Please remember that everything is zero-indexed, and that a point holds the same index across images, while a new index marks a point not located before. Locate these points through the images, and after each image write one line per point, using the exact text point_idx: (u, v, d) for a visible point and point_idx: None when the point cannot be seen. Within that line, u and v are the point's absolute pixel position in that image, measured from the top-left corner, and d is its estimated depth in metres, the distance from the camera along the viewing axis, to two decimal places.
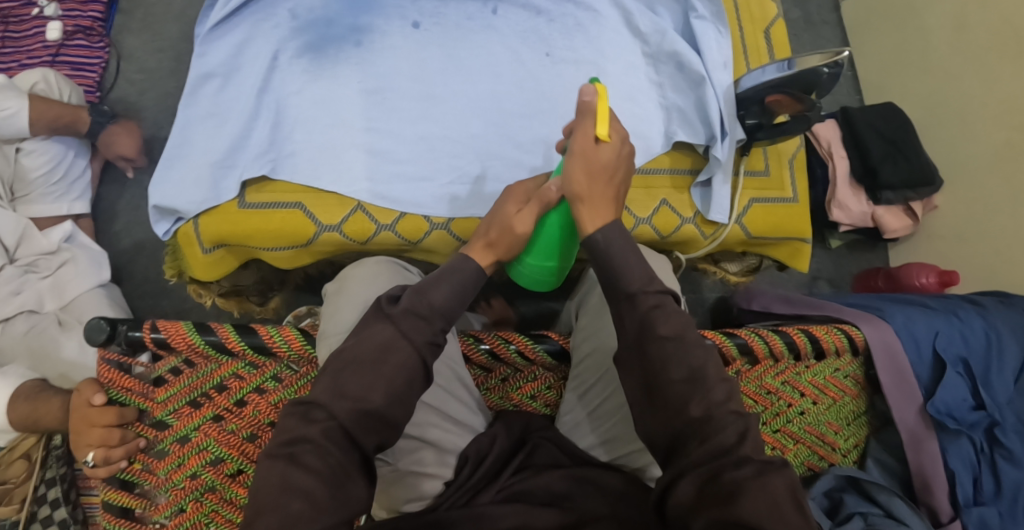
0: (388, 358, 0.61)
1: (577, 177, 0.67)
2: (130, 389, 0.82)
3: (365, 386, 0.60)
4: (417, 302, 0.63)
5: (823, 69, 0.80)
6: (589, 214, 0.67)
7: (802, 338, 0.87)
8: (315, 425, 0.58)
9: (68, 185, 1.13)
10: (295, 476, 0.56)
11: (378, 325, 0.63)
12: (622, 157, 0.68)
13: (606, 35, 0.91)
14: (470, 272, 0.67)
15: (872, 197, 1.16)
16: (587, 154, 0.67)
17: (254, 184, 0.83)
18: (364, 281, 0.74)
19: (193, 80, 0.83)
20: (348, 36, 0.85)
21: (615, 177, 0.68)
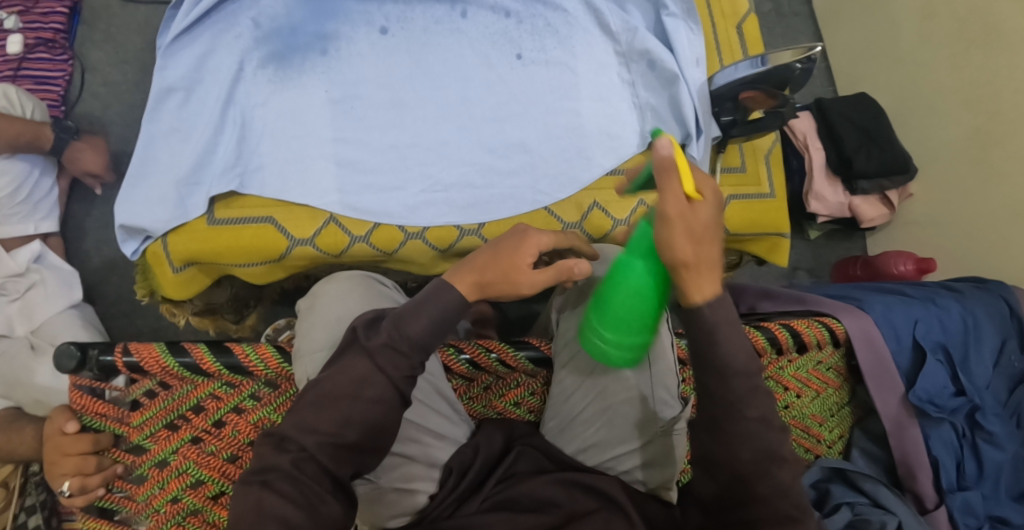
0: (364, 391, 0.59)
1: (681, 248, 0.53)
2: (104, 414, 0.79)
3: (335, 418, 0.59)
4: (397, 337, 0.60)
5: (795, 65, 0.80)
6: (698, 286, 0.55)
7: (784, 333, 0.87)
8: (287, 454, 0.58)
9: (35, 205, 1.09)
10: (269, 504, 0.56)
11: (356, 359, 0.60)
12: (720, 206, 0.55)
13: (577, 35, 0.90)
14: (451, 301, 0.62)
15: (848, 187, 1.17)
16: (687, 218, 0.53)
17: (221, 200, 0.81)
18: (339, 297, 0.73)
19: (155, 94, 0.81)
20: (313, 44, 0.84)
21: (716, 230, 0.55)
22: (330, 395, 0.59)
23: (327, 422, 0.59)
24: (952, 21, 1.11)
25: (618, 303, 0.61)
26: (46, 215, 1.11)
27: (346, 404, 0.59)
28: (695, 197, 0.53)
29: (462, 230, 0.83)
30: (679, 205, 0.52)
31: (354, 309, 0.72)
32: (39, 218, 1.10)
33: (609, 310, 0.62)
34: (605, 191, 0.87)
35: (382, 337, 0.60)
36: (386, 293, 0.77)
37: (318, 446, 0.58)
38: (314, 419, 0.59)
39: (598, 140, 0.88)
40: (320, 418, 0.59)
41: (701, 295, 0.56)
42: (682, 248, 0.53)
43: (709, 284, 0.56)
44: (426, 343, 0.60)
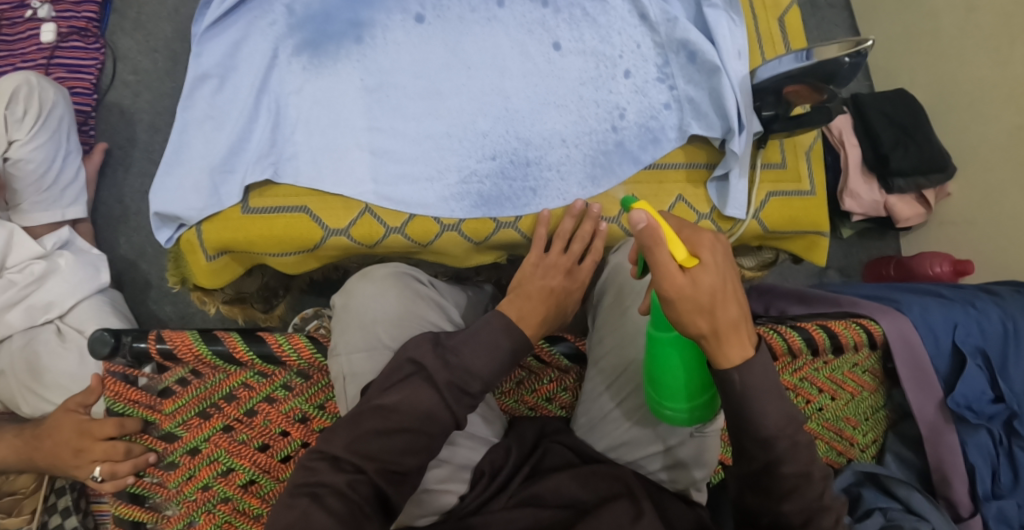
0: (430, 426, 0.63)
1: (695, 320, 0.57)
2: (137, 401, 0.80)
3: (399, 451, 0.62)
4: (463, 377, 0.65)
5: (843, 59, 0.78)
6: (725, 353, 0.59)
7: (820, 334, 0.86)
8: (343, 475, 0.61)
9: (56, 193, 1.07)
10: (315, 517, 0.58)
11: (423, 392, 0.63)
12: (723, 265, 0.58)
13: (614, 24, 0.88)
14: (509, 346, 0.67)
15: (884, 185, 1.14)
16: (688, 291, 0.56)
17: (256, 189, 0.80)
18: (374, 296, 0.73)
19: (189, 82, 0.81)
20: (347, 32, 0.82)
21: (730, 293, 0.58)
22: (391, 423, 0.62)
23: (386, 451, 0.62)
24: (995, 18, 1.08)
25: (668, 371, 0.65)
26: (70, 201, 1.10)
27: (400, 436, 0.62)
28: (689, 266, 0.57)
29: (500, 222, 0.82)
30: (677, 278, 0.56)
31: (388, 310, 0.72)
32: (64, 204, 1.09)
33: (667, 386, 0.66)
34: (641, 185, 0.86)
35: (447, 374, 0.64)
36: (423, 292, 0.76)
37: (377, 472, 0.61)
38: (374, 447, 0.62)
39: (636, 134, 0.86)
40: (381, 446, 0.62)
41: (729, 360, 0.59)
42: (696, 321, 0.57)
43: (735, 343, 0.58)
44: (490, 382, 0.66)
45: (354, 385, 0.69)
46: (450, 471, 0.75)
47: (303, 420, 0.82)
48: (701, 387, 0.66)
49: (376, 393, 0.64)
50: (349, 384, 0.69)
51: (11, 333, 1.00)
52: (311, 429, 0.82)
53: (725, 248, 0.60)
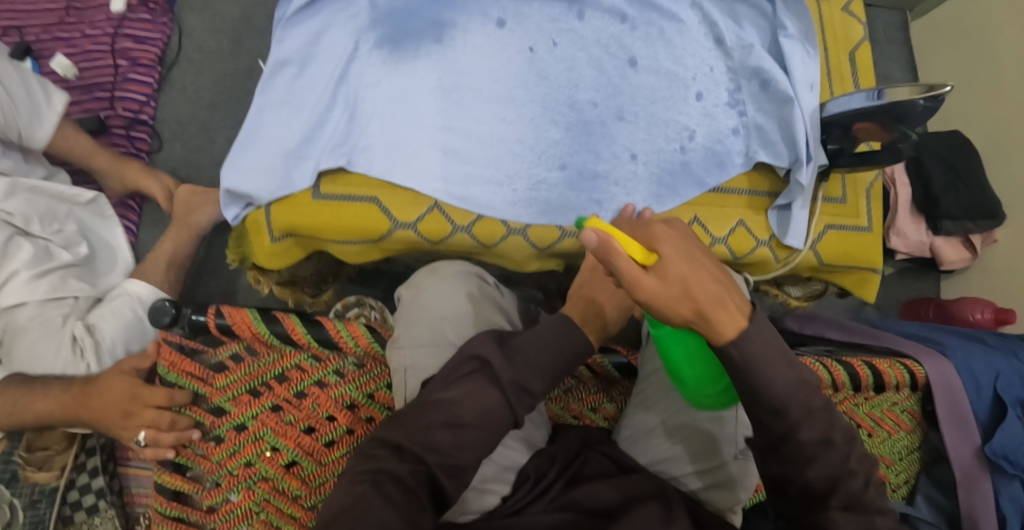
0: (489, 423, 0.66)
1: (679, 310, 0.57)
2: (190, 373, 0.81)
3: (459, 446, 0.65)
4: (525, 374, 0.68)
5: (917, 102, 0.78)
6: (721, 328, 0.57)
7: (864, 371, 0.88)
8: (406, 464, 0.64)
9: (28, 106, 0.99)
10: (374, 502, 0.60)
11: (486, 388, 0.67)
12: (683, 247, 0.57)
13: (689, 46, 0.89)
14: (575, 349, 0.71)
15: (931, 226, 1.14)
16: (657, 288, 0.56)
17: (328, 176, 0.81)
18: (441, 291, 0.76)
19: (270, 67, 0.83)
20: (428, 31, 0.83)
21: (701, 270, 0.56)
22: (455, 418, 0.65)
23: (447, 445, 0.65)
24: None
25: (679, 368, 0.68)
26: (42, 95, 1.00)
27: (462, 431, 0.65)
28: (651, 263, 0.57)
29: (564, 231, 0.83)
30: (643, 281, 0.56)
31: (456, 306, 0.75)
32: (41, 105, 1.01)
33: (686, 381, 0.69)
34: (704, 207, 0.87)
35: (509, 372, 0.68)
36: (489, 293, 0.78)
37: (438, 465, 0.64)
38: (436, 440, 0.65)
39: (703, 157, 0.87)
40: (445, 437, 0.65)
41: (726, 337, 0.57)
42: (676, 309, 0.56)
43: (727, 317, 0.57)
44: (552, 381, 0.70)
45: (415, 378, 0.71)
46: (495, 471, 0.76)
47: (351, 407, 0.82)
48: (714, 376, 0.67)
49: (439, 388, 0.68)
50: (411, 377, 0.72)
51: (23, 301, 0.97)
52: (358, 416, 0.83)
53: (684, 229, 0.59)
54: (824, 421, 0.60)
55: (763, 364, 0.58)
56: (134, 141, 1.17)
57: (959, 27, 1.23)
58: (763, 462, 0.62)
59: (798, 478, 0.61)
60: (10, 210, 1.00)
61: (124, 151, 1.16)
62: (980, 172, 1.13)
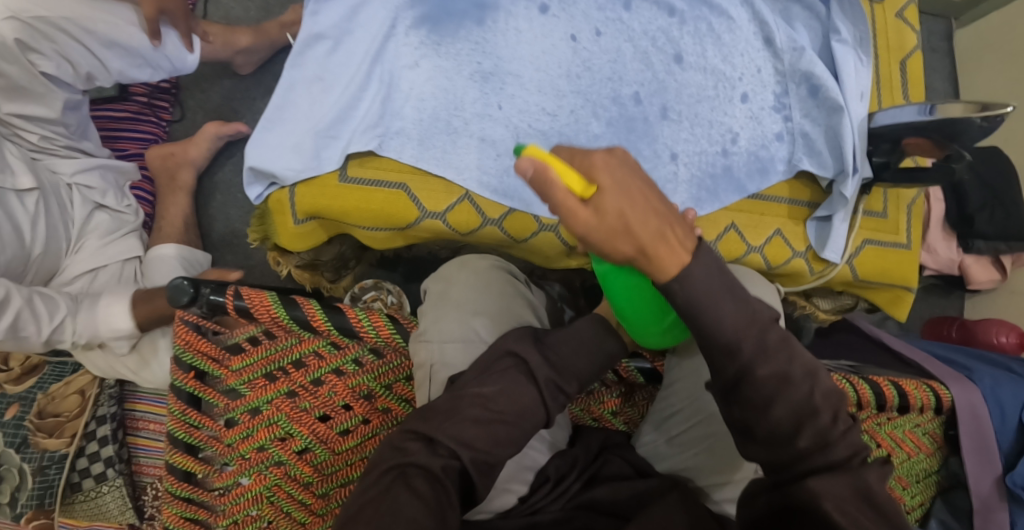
0: (523, 421, 0.66)
1: (617, 245, 0.55)
2: (205, 352, 0.79)
3: (492, 443, 0.64)
4: (562, 375, 0.68)
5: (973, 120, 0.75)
6: (665, 265, 0.56)
7: (891, 390, 0.86)
8: (438, 458, 0.62)
9: (167, 48, 0.98)
10: (404, 499, 0.60)
11: (522, 386, 0.66)
12: (622, 178, 0.54)
13: (738, 45, 0.86)
14: (613, 349, 0.70)
15: (963, 244, 1.12)
16: (594, 222, 0.54)
17: (357, 158, 0.78)
18: (474, 287, 0.74)
19: (303, 40, 0.79)
20: (470, 12, 0.80)
21: (641, 203, 0.55)
22: (490, 414, 0.64)
23: (482, 440, 0.64)
24: None
25: (622, 300, 0.65)
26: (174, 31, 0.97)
27: (497, 427, 0.64)
28: (588, 195, 0.54)
29: None
30: (580, 214, 0.53)
31: (487, 305, 0.73)
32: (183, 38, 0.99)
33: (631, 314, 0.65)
34: (743, 214, 0.84)
35: (546, 371, 0.67)
36: (520, 290, 0.76)
37: (471, 461, 0.63)
38: (470, 435, 0.63)
39: (746, 162, 0.84)
40: (477, 434, 0.64)
41: (668, 273, 0.56)
42: (617, 246, 0.55)
43: (666, 255, 0.55)
44: (585, 382, 0.69)
45: (444, 374, 0.69)
46: (514, 470, 0.75)
47: (368, 397, 0.81)
48: (660, 310, 0.65)
49: (475, 382, 0.67)
50: (437, 373, 0.70)
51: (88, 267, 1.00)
52: (374, 407, 0.81)
53: (624, 160, 0.57)
54: (782, 359, 0.59)
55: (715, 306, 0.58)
56: (156, 109, 1.14)
57: (1014, 41, 1.15)
58: (727, 405, 0.62)
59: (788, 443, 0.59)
60: (90, 182, 1.04)
61: (146, 119, 1.13)
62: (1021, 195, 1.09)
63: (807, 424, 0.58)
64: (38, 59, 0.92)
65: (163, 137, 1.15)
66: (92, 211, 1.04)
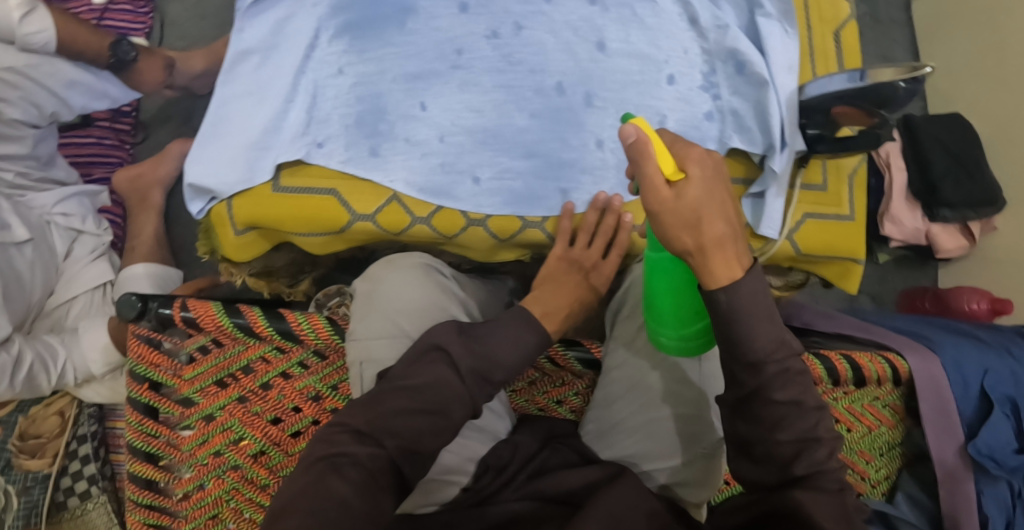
0: (452, 411, 0.66)
1: (681, 235, 0.56)
2: (158, 365, 0.82)
3: (419, 432, 0.65)
4: (484, 365, 0.68)
5: (898, 84, 0.76)
6: (717, 271, 0.57)
7: (843, 365, 0.85)
8: (364, 446, 0.64)
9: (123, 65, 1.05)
10: (334, 483, 0.61)
11: (447, 377, 0.67)
12: (710, 175, 0.56)
13: (664, 27, 0.87)
14: (533, 340, 0.71)
15: (929, 213, 1.09)
16: (671, 207, 0.56)
17: (288, 167, 0.80)
18: (398, 283, 0.76)
19: (232, 57, 0.82)
20: (392, 16, 0.82)
21: (720, 205, 0.56)
22: (416, 404, 0.65)
23: (408, 430, 0.64)
24: None
25: (658, 296, 0.67)
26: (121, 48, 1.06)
27: (421, 417, 0.65)
28: (675, 181, 0.56)
29: (526, 221, 0.80)
30: (660, 193, 0.56)
31: (410, 299, 0.75)
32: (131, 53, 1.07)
33: (662, 310, 0.69)
34: None
35: (470, 361, 0.68)
36: (443, 283, 0.79)
37: (398, 449, 0.64)
38: (396, 425, 0.64)
39: None
40: (403, 424, 0.64)
41: (718, 282, 0.57)
42: (680, 235, 0.56)
43: (721, 262, 0.56)
44: (511, 374, 0.70)
45: (372, 369, 0.71)
46: (456, 462, 0.76)
47: (316, 399, 0.83)
48: (694, 313, 0.68)
49: (402, 374, 0.67)
50: (366, 369, 0.72)
51: (74, 296, 1.03)
52: (323, 407, 0.83)
53: (719, 165, 0.58)
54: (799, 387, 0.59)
55: (750, 323, 0.57)
56: (118, 133, 1.16)
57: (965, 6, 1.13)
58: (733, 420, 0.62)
59: (766, 440, 0.60)
60: (68, 210, 1.05)
61: (108, 142, 1.15)
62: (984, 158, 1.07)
63: (806, 452, 0.59)
64: (6, 108, 0.96)
65: (126, 159, 1.16)
66: (72, 240, 1.06)
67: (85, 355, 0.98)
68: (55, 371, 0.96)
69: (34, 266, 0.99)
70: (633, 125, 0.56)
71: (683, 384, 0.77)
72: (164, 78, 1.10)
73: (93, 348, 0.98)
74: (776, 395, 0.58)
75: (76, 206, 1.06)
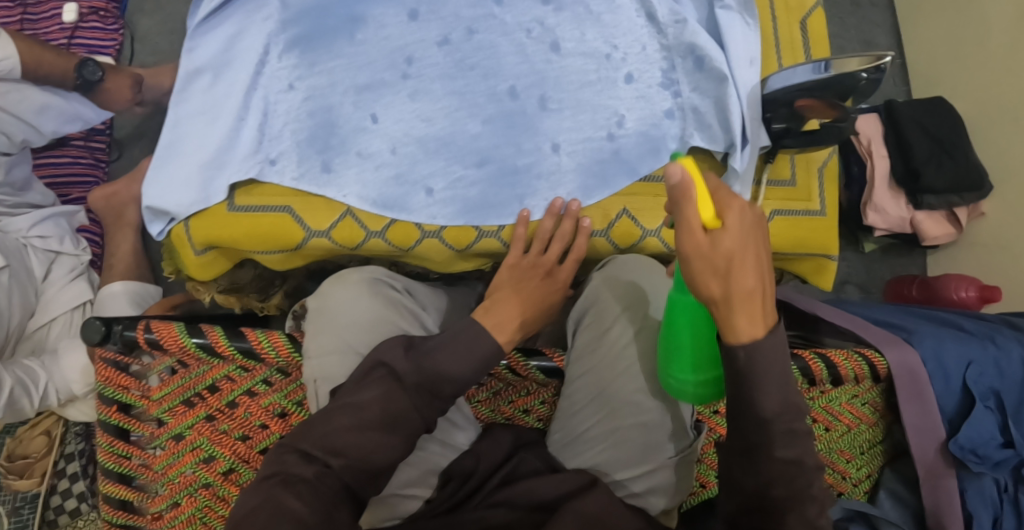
0: (400, 427, 0.66)
1: (708, 281, 0.57)
2: (126, 387, 0.83)
3: (368, 449, 0.65)
4: (435, 380, 0.68)
5: (861, 75, 0.75)
6: (739, 323, 0.57)
7: (818, 365, 0.82)
8: (312, 465, 0.63)
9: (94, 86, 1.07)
10: (285, 502, 0.61)
11: (394, 394, 0.67)
12: (749, 227, 0.56)
13: (621, 24, 0.85)
14: (486, 352, 0.70)
15: (912, 200, 1.06)
16: (703, 253, 0.56)
17: (242, 187, 0.80)
18: (345, 300, 0.76)
19: (183, 77, 0.82)
20: (341, 28, 0.81)
21: (753, 259, 0.56)
22: (362, 422, 0.65)
23: (355, 447, 0.65)
24: None
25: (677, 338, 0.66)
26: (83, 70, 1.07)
27: (370, 433, 0.65)
28: (712, 228, 0.56)
29: (481, 230, 0.79)
30: (695, 238, 0.55)
31: (358, 313, 0.75)
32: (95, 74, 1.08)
33: (677, 352, 0.67)
34: (636, 198, 0.82)
35: (415, 376, 0.68)
36: (394, 296, 0.78)
37: (344, 468, 0.64)
38: (343, 442, 0.65)
39: (636, 143, 0.82)
40: (350, 442, 0.64)
41: (739, 336, 0.58)
42: (709, 282, 0.56)
43: (744, 316, 0.57)
44: (461, 386, 0.69)
45: (326, 386, 0.72)
46: (417, 476, 0.77)
47: (282, 415, 0.83)
48: (709, 362, 0.66)
49: (350, 391, 0.68)
50: (320, 386, 0.72)
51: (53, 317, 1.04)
52: (290, 424, 0.84)
53: (759, 216, 0.58)
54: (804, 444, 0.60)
55: (759, 382, 0.59)
56: (93, 151, 1.17)
57: None
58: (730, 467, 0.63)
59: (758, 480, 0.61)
60: (44, 233, 1.07)
61: (85, 162, 1.16)
62: (970, 142, 1.04)
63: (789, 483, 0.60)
64: None
65: (103, 177, 1.17)
66: (50, 262, 1.08)
67: (65, 375, 1.00)
68: (38, 394, 0.97)
69: (10, 291, 1.00)
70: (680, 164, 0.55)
71: (646, 393, 0.75)
72: (132, 96, 1.12)
73: (72, 369, 0.99)
74: (778, 453, 0.60)
75: (52, 228, 1.08)
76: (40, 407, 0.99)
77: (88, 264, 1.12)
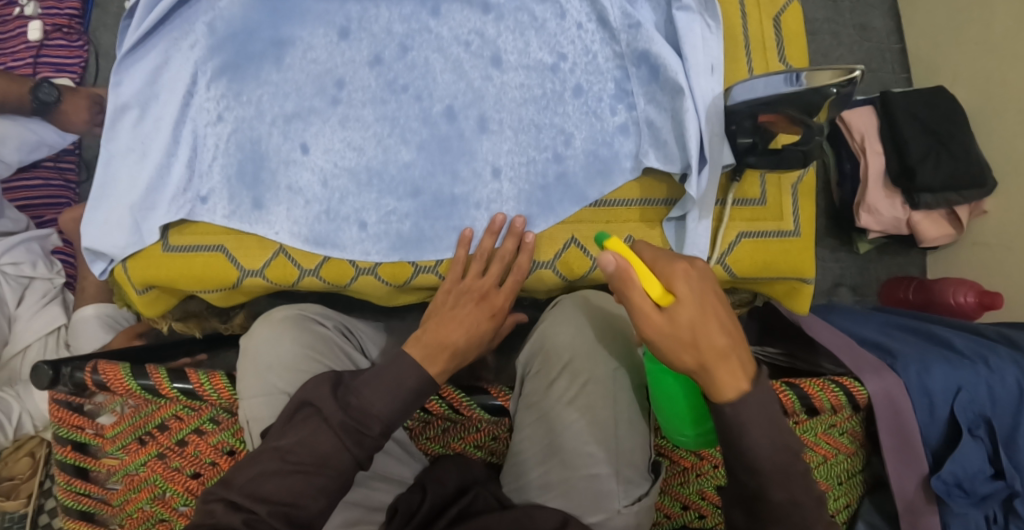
0: (330, 466, 0.62)
1: (682, 356, 0.56)
2: (80, 427, 0.82)
3: (295, 493, 0.61)
4: (361, 420, 0.64)
5: (831, 90, 0.67)
6: (727, 384, 0.56)
7: (790, 397, 0.74)
8: (238, 513, 0.60)
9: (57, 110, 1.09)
10: None
11: (321, 435, 0.63)
12: (700, 291, 0.56)
13: (568, 32, 0.78)
14: (413, 386, 0.66)
15: (908, 200, 0.97)
16: (663, 328, 0.55)
17: (175, 227, 0.78)
18: (270, 337, 0.82)
19: (110, 112, 0.78)
20: (268, 52, 0.77)
21: (716, 319, 0.56)
22: (288, 465, 0.62)
23: (282, 492, 0.61)
24: None
25: (670, 401, 0.67)
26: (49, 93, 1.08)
27: (296, 478, 0.61)
28: (663, 300, 0.56)
29: (418, 266, 0.75)
30: (652, 317, 0.55)
31: (282, 352, 0.80)
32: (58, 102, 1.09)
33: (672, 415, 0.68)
34: (584, 225, 0.77)
35: (342, 415, 0.63)
36: (320, 333, 0.84)
37: (271, 514, 0.60)
38: (273, 488, 0.61)
39: (583, 165, 0.77)
40: (274, 486, 0.61)
41: (729, 394, 0.56)
42: (681, 356, 0.55)
43: (730, 378, 0.56)
44: (390, 423, 0.64)
45: (257, 428, 0.75)
46: (361, 514, 0.75)
47: (231, 453, 0.81)
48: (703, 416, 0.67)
49: (276, 433, 0.64)
50: (253, 427, 0.76)
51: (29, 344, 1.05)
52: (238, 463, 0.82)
53: (703, 271, 0.58)
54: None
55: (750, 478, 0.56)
56: (63, 171, 1.17)
57: None
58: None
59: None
60: (16, 259, 1.07)
61: (56, 183, 1.16)
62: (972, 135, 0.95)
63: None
64: None
65: (75, 198, 1.18)
66: (25, 288, 1.08)
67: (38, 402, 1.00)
68: (11, 425, 0.98)
69: None
70: (611, 252, 0.56)
71: (595, 444, 0.72)
72: (91, 118, 1.12)
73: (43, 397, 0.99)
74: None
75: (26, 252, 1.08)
76: (17, 436, 1.01)
77: (63, 286, 1.12)
